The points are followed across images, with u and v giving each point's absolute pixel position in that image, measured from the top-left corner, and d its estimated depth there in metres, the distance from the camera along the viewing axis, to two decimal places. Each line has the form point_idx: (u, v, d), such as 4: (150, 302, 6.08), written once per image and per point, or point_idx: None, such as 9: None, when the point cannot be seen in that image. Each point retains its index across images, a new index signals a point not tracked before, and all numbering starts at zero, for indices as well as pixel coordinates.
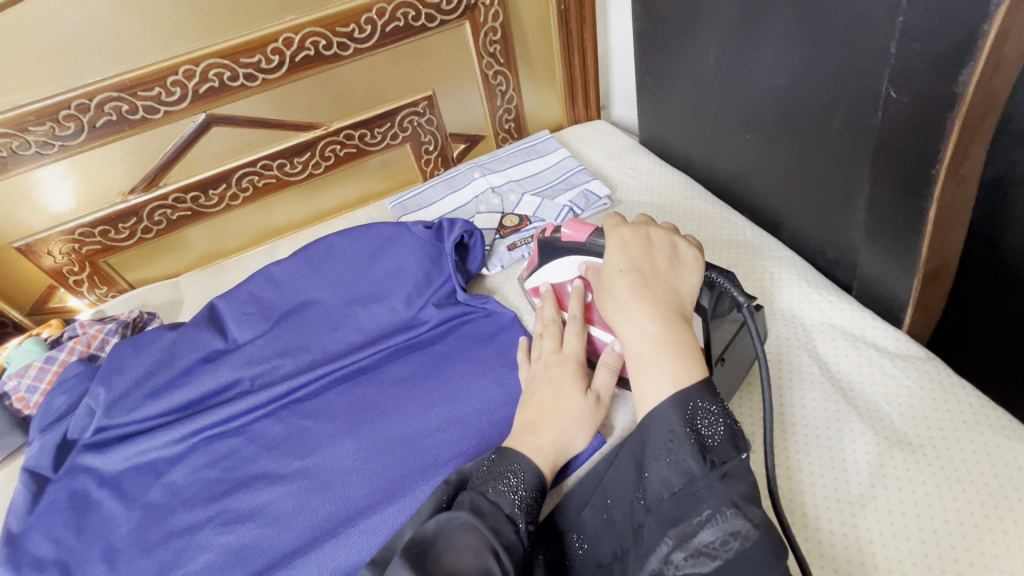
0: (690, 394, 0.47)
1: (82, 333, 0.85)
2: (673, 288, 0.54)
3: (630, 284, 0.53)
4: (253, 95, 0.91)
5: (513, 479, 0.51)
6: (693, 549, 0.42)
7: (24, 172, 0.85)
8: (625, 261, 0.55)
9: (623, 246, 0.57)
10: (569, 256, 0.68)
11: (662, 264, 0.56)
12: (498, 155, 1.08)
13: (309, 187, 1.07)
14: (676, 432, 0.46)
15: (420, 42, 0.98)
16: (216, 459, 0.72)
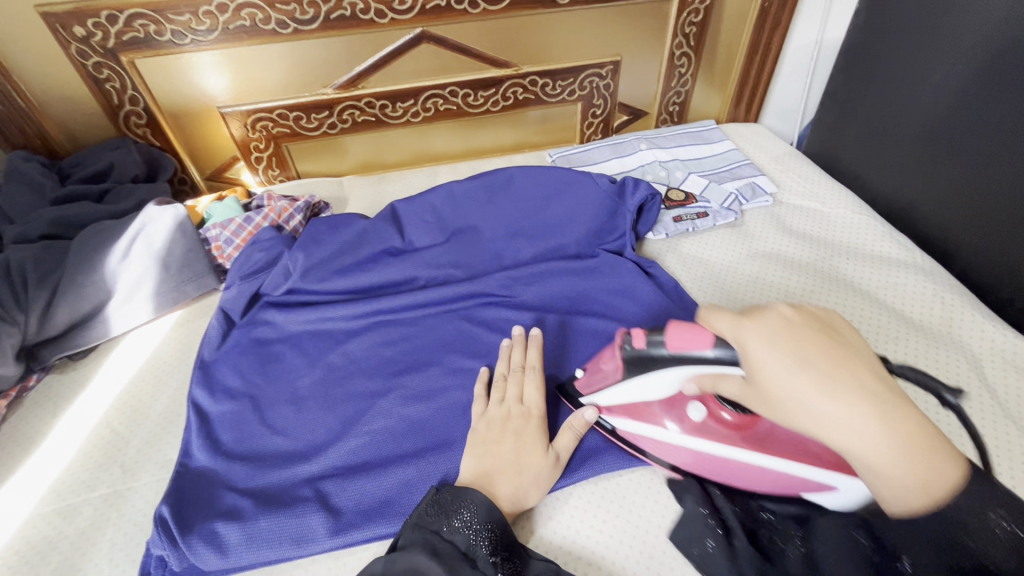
0: (987, 495, 0.39)
1: (272, 205, 0.91)
2: (863, 366, 0.40)
3: (821, 387, 0.38)
4: (471, 22, 0.96)
5: (463, 518, 0.53)
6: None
7: (185, 53, 0.90)
8: (788, 358, 0.40)
9: (775, 339, 0.42)
10: (670, 368, 0.53)
11: (820, 339, 0.41)
12: (662, 134, 1.12)
13: (480, 123, 1.12)
14: (988, 518, 0.38)
15: (628, 8, 1.01)
16: (391, 340, 0.78)
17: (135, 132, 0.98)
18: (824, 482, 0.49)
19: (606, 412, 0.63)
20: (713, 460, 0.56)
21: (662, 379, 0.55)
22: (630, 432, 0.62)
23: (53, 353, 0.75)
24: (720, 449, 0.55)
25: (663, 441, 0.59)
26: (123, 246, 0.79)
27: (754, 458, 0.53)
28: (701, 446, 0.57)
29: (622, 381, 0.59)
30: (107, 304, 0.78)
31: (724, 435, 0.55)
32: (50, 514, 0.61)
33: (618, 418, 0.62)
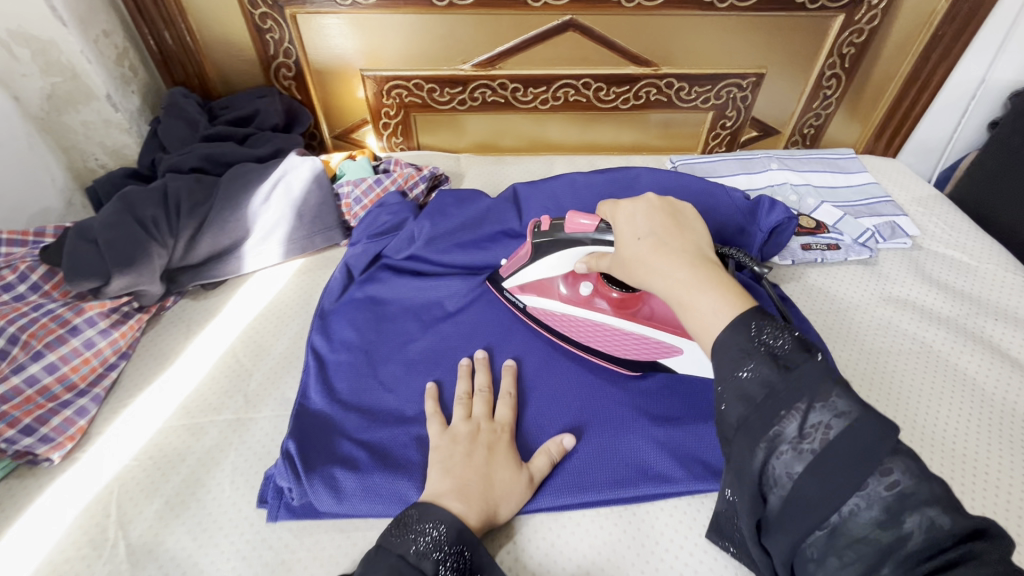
0: (745, 318, 0.42)
1: (400, 170, 0.93)
2: (692, 239, 0.50)
3: (659, 246, 0.49)
4: (622, 15, 0.94)
5: (430, 540, 0.50)
6: (792, 450, 0.37)
7: (317, 12, 0.93)
8: (641, 228, 0.51)
9: (638, 212, 0.53)
10: (568, 249, 0.69)
11: (664, 219, 0.52)
12: (794, 155, 1.06)
13: (605, 118, 1.10)
14: (745, 355, 0.41)
15: (788, 20, 0.96)
16: (502, 322, 0.78)
17: (282, 84, 1.03)
18: (675, 346, 0.69)
19: (518, 291, 0.77)
20: (599, 330, 0.73)
21: (563, 260, 0.71)
22: (537, 308, 0.76)
23: (190, 280, 0.80)
24: (603, 317, 0.73)
25: (563, 314, 0.75)
26: (265, 189, 0.83)
27: (632, 326, 0.72)
28: (592, 319, 0.73)
29: (532, 262, 0.73)
30: (244, 242, 0.82)
31: (610, 309, 0.73)
32: (180, 428, 0.65)
33: (526, 296, 0.76)
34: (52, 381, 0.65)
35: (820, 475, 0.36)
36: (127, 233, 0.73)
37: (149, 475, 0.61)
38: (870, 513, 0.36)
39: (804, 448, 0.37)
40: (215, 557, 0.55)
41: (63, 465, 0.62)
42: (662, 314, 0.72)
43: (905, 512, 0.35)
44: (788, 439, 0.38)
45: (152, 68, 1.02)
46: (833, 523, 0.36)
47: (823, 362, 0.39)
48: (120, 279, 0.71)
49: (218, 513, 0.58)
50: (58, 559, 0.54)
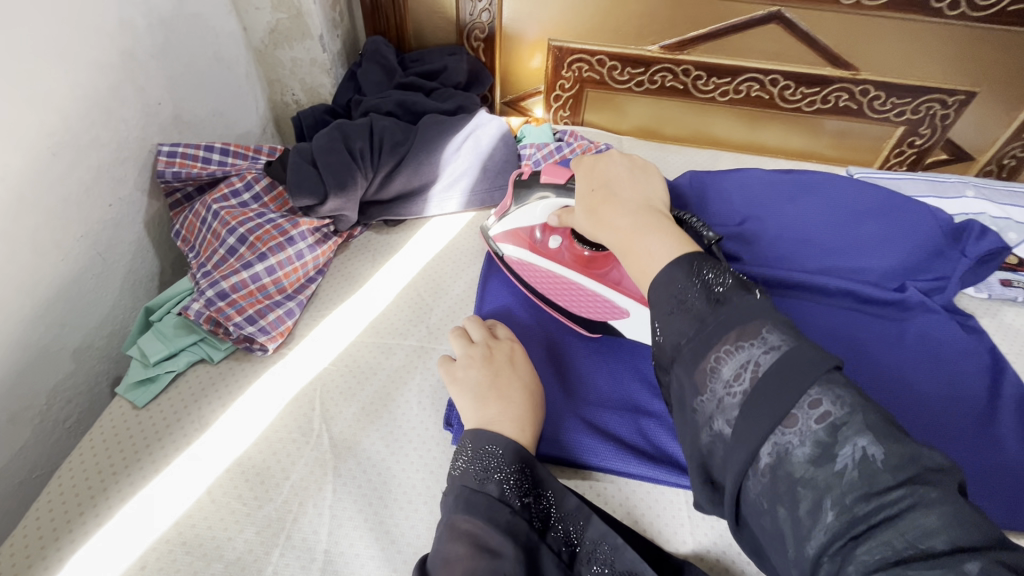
0: (686, 258, 0.46)
1: (578, 141, 0.94)
2: (642, 192, 0.56)
3: (611, 196, 0.55)
4: (835, 13, 0.90)
5: (489, 462, 0.49)
6: (724, 382, 0.39)
7: None
8: (587, 182, 0.58)
9: (592, 175, 0.58)
10: (535, 203, 0.70)
11: (630, 170, 0.59)
12: (995, 186, 0.97)
13: (783, 119, 1.06)
14: (684, 288, 0.44)
15: (1023, 36, 0.88)
16: None
17: (470, 45, 1.07)
18: (622, 308, 0.68)
19: (501, 239, 0.76)
20: (557, 283, 0.71)
21: (545, 212, 0.69)
22: (512, 257, 0.75)
23: (378, 214, 0.85)
24: (564, 272, 0.70)
25: (534, 263, 0.73)
26: (458, 140, 0.88)
27: (589, 285, 0.69)
28: (557, 271, 0.71)
29: (511, 211, 0.73)
30: (431, 186, 0.87)
31: (574, 264, 0.70)
32: (370, 345, 0.70)
33: (503, 245, 0.75)
34: (270, 282, 0.72)
35: (751, 407, 0.37)
36: (342, 159, 0.79)
37: (347, 381, 0.66)
38: (804, 447, 0.34)
39: (739, 383, 0.38)
40: (405, 467, 0.59)
41: (273, 357, 0.68)
42: (630, 280, 0.68)
43: (838, 443, 0.33)
44: (717, 373, 0.39)
45: (356, 16, 1.09)
46: (771, 465, 0.35)
47: (759, 299, 0.42)
48: (332, 199, 0.77)
49: (408, 427, 0.62)
50: (272, 437, 0.60)
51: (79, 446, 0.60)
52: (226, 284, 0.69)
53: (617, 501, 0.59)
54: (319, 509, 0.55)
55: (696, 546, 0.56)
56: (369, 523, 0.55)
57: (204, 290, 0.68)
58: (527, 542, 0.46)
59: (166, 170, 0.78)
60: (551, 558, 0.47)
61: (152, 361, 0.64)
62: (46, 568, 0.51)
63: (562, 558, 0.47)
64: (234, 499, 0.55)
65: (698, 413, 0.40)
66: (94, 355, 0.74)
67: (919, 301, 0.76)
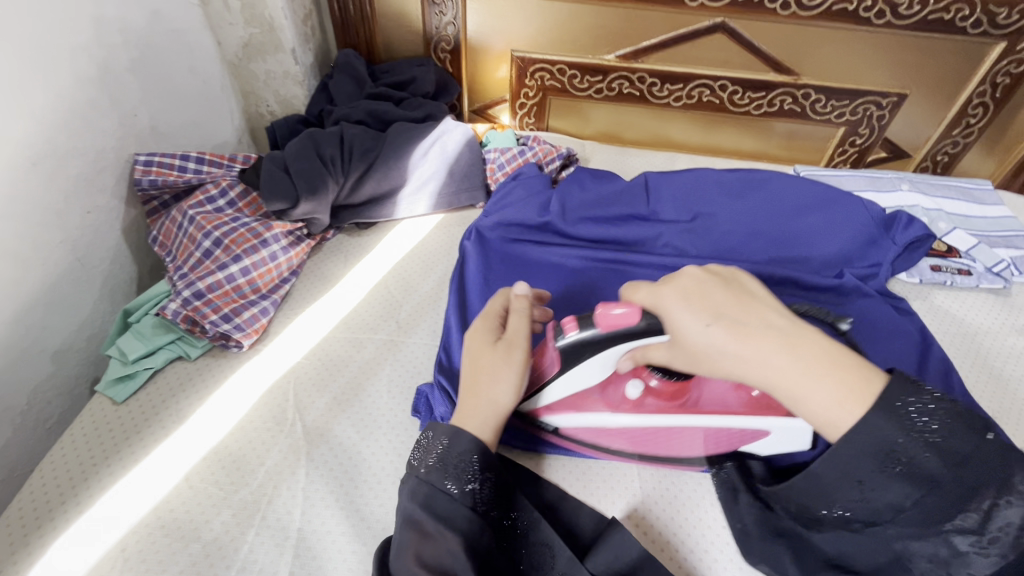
0: (887, 395, 0.44)
1: (539, 145, 0.99)
2: (762, 313, 0.48)
3: (745, 323, 0.47)
4: (773, 23, 0.97)
5: (444, 455, 0.51)
6: (973, 537, 0.42)
7: None
8: (702, 313, 0.47)
9: (684, 300, 0.49)
10: (591, 363, 0.55)
11: (724, 292, 0.50)
12: (927, 180, 1.04)
13: (734, 122, 1.13)
14: (896, 438, 0.43)
15: (943, 42, 0.96)
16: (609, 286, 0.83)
17: (437, 56, 1.12)
18: (761, 429, 0.58)
19: (547, 415, 0.60)
20: (655, 434, 0.60)
21: (603, 368, 0.56)
22: (572, 427, 0.61)
23: (350, 218, 0.89)
24: (661, 421, 0.59)
25: (609, 428, 0.60)
26: (425, 146, 0.93)
27: (690, 423, 0.58)
28: (653, 424, 0.59)
29: (558, 376, 0.57)
30: (400, 191, 0.91)
31: (664, 407, 0.59)
32: (342, 339, 0.74)
33: (555, 416, 0.60)
34: (244, 282, 0.75)
35: (1003, 566, 0.41)
36: (313, 166, 0.83)
37: (319, 374, 0.69)
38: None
39: (987, 545, 0.41)
40: (375, 450, 0.63)
41: (248, 353, 0.71)
42: (716, 394, 0.60)
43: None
44: (964, 531, 0.42)
45: (327, 31, 1.13)
46: None
47: (990, 441, 0.42)
48: (304, 204, 0.81)
49: (378, 414, 0.66)
50: (248, 427, 0.63)
51: (60, 441, 0.62)
52: (202, 285, 0.72)
53: (571, 477, 0.63)
54: (293, 491, 0.59)
55: (645, 513, 0.60)
56: (340, 502, 0.58)
57: (181, 290, 0.71)
58: (473, 528, 0.49)
59: (143, 178, 0.82)
60: (496, 538, 0.50)
61: (130, 359, 0.67)
62: (29, 554, 0.53)
63: (503, 534, 0.51)
64: (211, 485, 0.59)
65: (922, 545, 0.44)
66: (73, 358, 0.76)
67: (855, 286, 0.82)
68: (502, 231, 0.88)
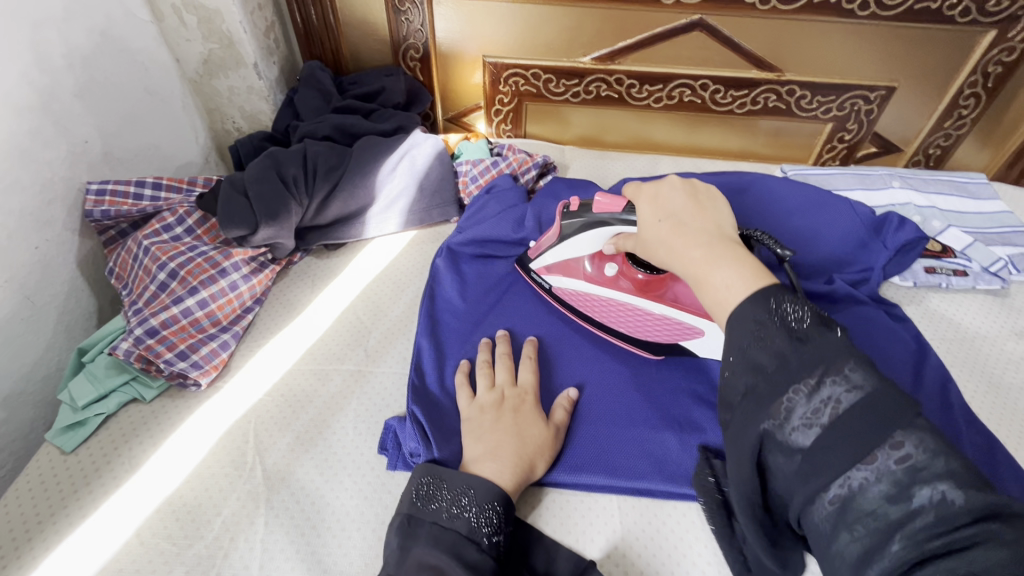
0: (767, 292, 0.44)
1: (514, 155, 0.95)
2: (713, 220, 0.51)
3: (680, 223, 0.51)
4: (753, 19, 0.92)
5: (464, 500, 0.51)
6: (803, 416, 0.39)
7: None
8: (663, 209, 0.53)
9: (681, 190, 0.53)
10: (595, 232, 0.67)
11: (688, 202, 0.53)
12: (920, 175, 1.00)
13: (717, 121, 1.09)
14: (768, 327, 0.42)
15: (931, 32, 0.92)
16: None
17: (407, 65, 1.09)
18: (696, 327, 0.68)
19: (546, 273, 0.75)
20: (621, 311, 0.72)
21: (592, 243, 0.69)
22: (562, 289, 0.74)
23: (316, 239, 0.86)
24: (626, 299, 0.71)
25: (586, 293, 0.73)
26: (393, 160, 0.89)
27: (653, 307, 0.70)
28: (620, 299, 0.72)
29: (559, 242, 0.72)
30: (368, 209, 0.88)
31: (633, 290, 0.71)
32: (307, 372, 0.70)
33: (552, 278, 0.75)
34: (202, 315, 0.71)
35: (828, 445, 0.38)
36: (274, 188, 0.79)
37: (281, 411, 0.66)
38: (880, 487, 0.36)
39: (815, 419, 0.39)
40: (339, 494, 0.59)
41: (207, 391, 0.68)
42: (688, 298, 0.70)
43: (914, 484, 0.35)
44: (790, 407, 0.40)
45: (293, 42, 1.09)
46: (844, 495, 0.37)
47: (843, 337, 0.41)
48: (265, 229, 0.77)
49: (342, 453, 0.62)
50: (204, 473, 0.60)
51: (5, 496, 0.59)
52: (156, 321, 0.68)
53: (548, 514, 0.59)
54: (250, 544, 0.55)
55: (626, 552, 0.56)
56: (301, 554, 0.55)
57: (133, 328, 0.67)
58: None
59: (95, 209, 0.78)
60: None
61: (80, 405, 0.63)
62: None
63: None
64: (163, 540, 0.55)
65: (758, 436, 0.41)
66: (27, 401, 0.73)
67: (848, 294, 0.78)
68: (474, 248, 0.84)
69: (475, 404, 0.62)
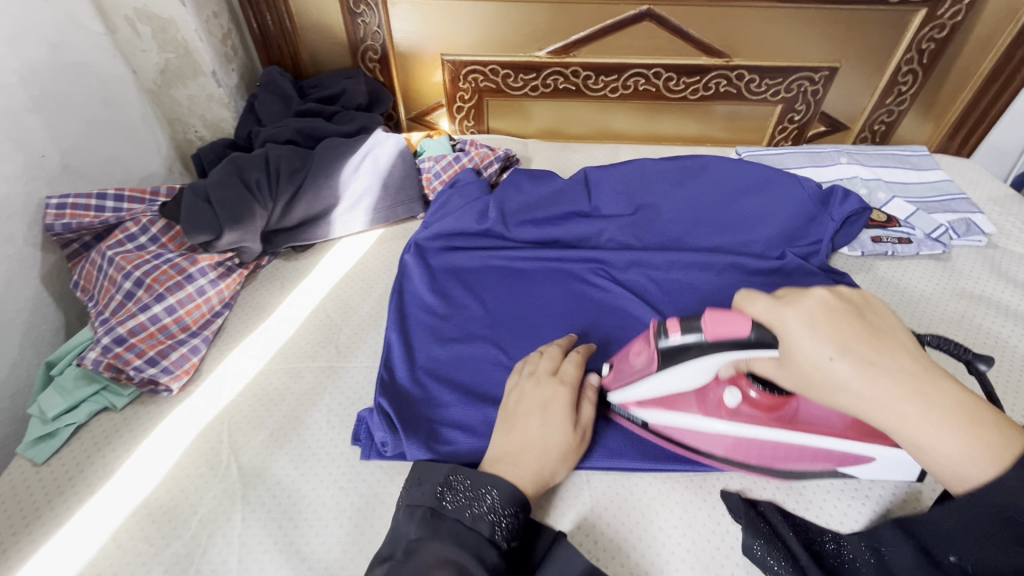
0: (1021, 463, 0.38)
1: (475, 150, 0.97)
2: (896, 344, 0.43)
3: (871, 360, 0.42)
4: (698, 7, 0.96)
5: (490, 502, 0.52)
6: None
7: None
8: (825, 347, 0.42)
9: (811, 326, 0.43)
10: (700, 362, 0.52)
11: (837, 319, 0.43)
12: (866, 151, 1.04)
13: (672, 109, 1.12)
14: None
15: (867, 13, 0.96)
16: (550, 287, 0.81)
17: (367, 66, 1.10)
18: (865, 454, 0.57)
19: (638, 409, 0.62)
20: (755, 445, 0.59)
21: (705, 369, 0.53)
22: (664, 425, 0.61)
23: (283, 242, 0.86)
24: (759, 432, 0.58)
25: (701, 431, 0.60)
26: (355, 161, 0.90)
27: (790, 438, 0.58)
28: (742, 432, 0.59)
29: (649, 377, 0.56)
30: (334, 210, 0.89)
31: (758, 416, 0.58)
32: (278, 372, 0.71)
33: (651, 413, 0.61)
34: (171, 321, 0.72)
35: None
36: (237, 194, 0.80)
37: (254, 410, 0.67)
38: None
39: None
40: (315, 485, 0.60)
41: (179, 396, 0.68)
42: (815, 411, 0.59)
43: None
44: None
45: (251, 49, 1.10)
46: None
47: None
48: (229, 234, 0.78)
49: (316, 447, 0.64)
50: (179, 476, 0.61)
51: None
52: (123, 329, 0.69)
53: None
54: (228, 538, 0.56)
55: (596, 521, 0.59)
56: (278, 545, 0.56)
57: (100, 337, 0.68)
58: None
59: (56, 223, 0.77)
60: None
61: (50, 416, 0.64)
62: None
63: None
64: (141, 541, 0.56)
65: None
66: None
67: (798, 265, 0.82)
68: (440, 243, 0.86)
69: (513, 393, 0.62)
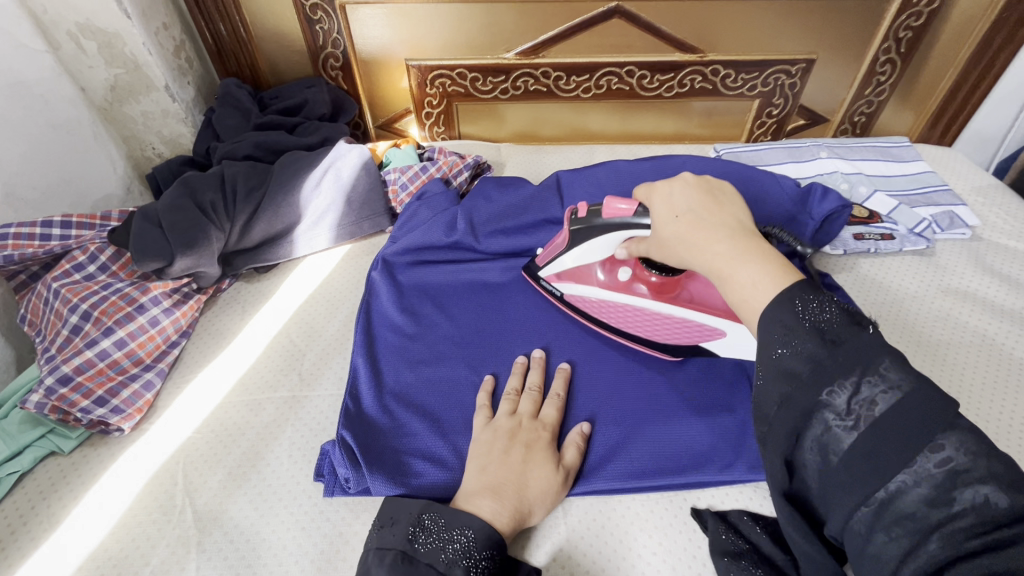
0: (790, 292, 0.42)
1: (443, 158, 0.94)
2: (731, 213, 0.50)
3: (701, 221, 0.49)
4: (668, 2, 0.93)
5: (463, 545, 0.49)
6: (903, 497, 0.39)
7: (355, 3, 0.95)
8: (681, 204, 0.51)
9: (688, 202, 0.51)
10: (602, 238, 0.66)
11: (701, 199, 0.51)
12: (846, 144, 1.02)
13: (647, 107, 1.09)
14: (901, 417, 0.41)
15: (842, 3, 0.93)
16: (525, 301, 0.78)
17: (329, 74, 1.06)
18: (716, 328, 0.67)
19: (557, 280, 0.74)
20: (639, 315, 0.71)
21: (607, 245, 0.67)
22: (575, 295, 0.74)
23: (244, 264, 0.83)
24: (644, 302, 0.70)
25: (602, 301, 0.72)
26: (316, 175, 0.86)
27: (670, 310, 0.69)
28: (636, 305, 0.71)
29: (570, 249, 0.72)
30: (295, 227, 0.85)
31: (648, 292, 0.70)
32: (238, 404, 0.67)
33: (564, 284, 0.74)
34: (122, 355, 0.68)
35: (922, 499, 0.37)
36: (189, 216, 0.76)
37: (212, 447, 0.63)
38: (921, 488, 0.35)
39: (853, 423, 0.37)
40: (275, 528, 0.57)
41: (132, 435, 0.65)
42: (704, 297, 0.69)
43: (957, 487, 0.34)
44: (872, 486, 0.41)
45: (207, 61, 1.06)
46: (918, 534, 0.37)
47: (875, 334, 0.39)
48: (182, 260, 0.74)
49: (277, 485, 0.60)
50: (131, 523, 0.57)
51: None
52: (69, 367, 0.65)
53: None
54: None
55: (573, 552, 0.56)
56: None
57: (44, 377, 0.64)
58: None
59: None
60: None
61: None
62: None
63: None
64: None
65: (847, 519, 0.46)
66: None
67: None
68: (408, 257, 0.82)
69: (490, 429, 0.60)
